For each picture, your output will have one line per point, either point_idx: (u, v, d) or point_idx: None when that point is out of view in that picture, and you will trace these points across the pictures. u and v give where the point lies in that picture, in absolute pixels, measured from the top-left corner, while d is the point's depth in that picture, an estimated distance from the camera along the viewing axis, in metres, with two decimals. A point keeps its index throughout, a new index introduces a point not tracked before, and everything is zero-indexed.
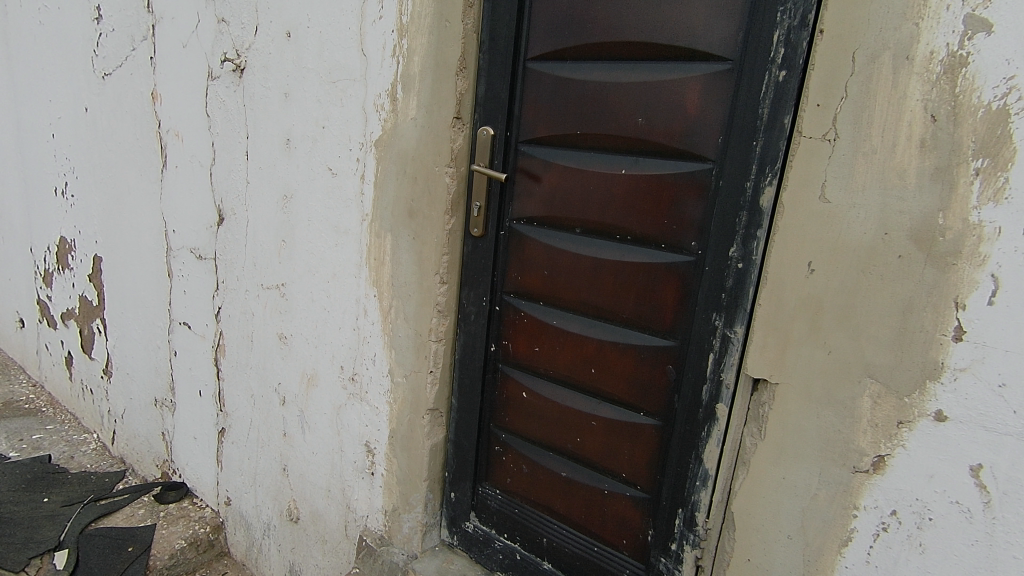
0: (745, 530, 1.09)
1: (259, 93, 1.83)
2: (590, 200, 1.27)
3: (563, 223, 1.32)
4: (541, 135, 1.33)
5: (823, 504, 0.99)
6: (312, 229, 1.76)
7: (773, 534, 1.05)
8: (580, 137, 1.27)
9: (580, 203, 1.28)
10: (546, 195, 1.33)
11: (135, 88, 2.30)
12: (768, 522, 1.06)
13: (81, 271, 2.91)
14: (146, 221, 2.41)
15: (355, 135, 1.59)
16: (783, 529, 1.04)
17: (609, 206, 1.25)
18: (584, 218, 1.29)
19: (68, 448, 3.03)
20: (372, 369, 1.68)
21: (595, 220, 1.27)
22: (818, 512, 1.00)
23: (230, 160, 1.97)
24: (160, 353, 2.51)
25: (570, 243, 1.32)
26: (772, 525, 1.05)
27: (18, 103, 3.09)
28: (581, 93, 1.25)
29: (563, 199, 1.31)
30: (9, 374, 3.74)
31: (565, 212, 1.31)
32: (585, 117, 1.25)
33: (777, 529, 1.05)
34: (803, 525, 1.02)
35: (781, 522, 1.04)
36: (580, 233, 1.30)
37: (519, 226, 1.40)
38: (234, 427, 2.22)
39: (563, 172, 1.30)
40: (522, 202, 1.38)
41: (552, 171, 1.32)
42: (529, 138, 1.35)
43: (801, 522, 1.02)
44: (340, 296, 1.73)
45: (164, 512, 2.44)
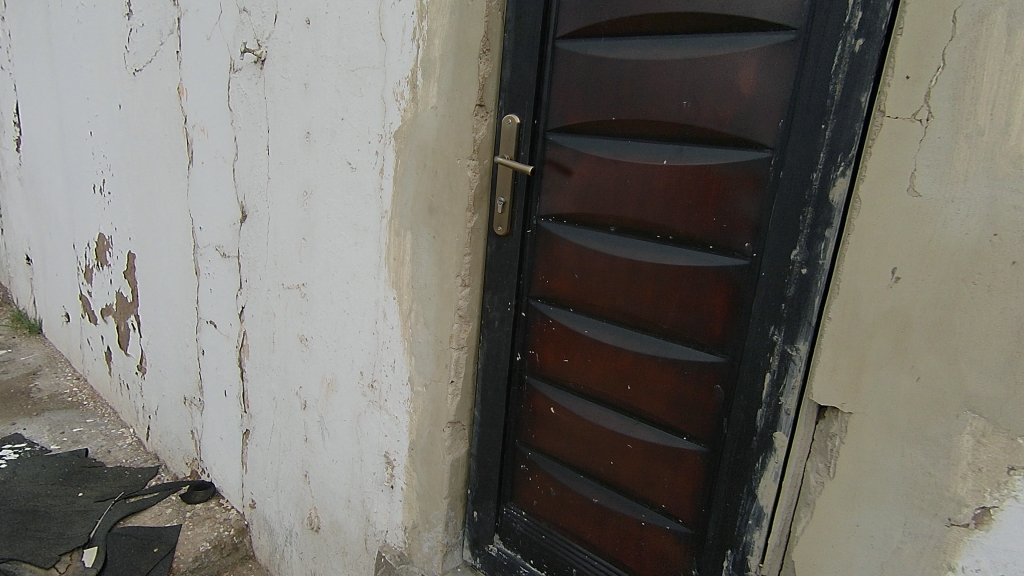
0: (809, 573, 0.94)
1: (279, 84, 1.75)
2: (627, 193, 1.12)
3: (596, 220, 1.17)
4: (572, 122, 1.18)
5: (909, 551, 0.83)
6: (331, 226, 1.67)
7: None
8: (615, 124, 1.12)
9: (616, 197, 1.13)
10: (578, 189, 1.19)
11: (163, 83, 2.27)
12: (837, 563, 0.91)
13: (117, 268, 2.94)
14: (174, 219, 2.38)
15: (375, 127, 1.49)
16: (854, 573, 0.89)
17: (648, 201, 1.09)
18: (619, 214, 1.13)
19: (105, 442, 3.08)
20: (392, 377, 1.58)
21: (632, 216, 1.12)
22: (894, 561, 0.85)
23: (252, 155, 1.90)
24: (189, 351, 2.50)
25: (604, 243, 1.17)
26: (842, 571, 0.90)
27: (61, 102, 3.15)
28: (617, 74, 1.10)
29: (596, 195, 1.16)
30: (56, 367, 3.85)
31: (599, 208, 1.16)
32: (622, 99, 1.10)
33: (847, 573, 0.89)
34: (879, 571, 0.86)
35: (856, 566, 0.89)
36: (615, 231, 1.15)
37: (546, 223, 1.25)
38: (257, 430, 2.17)
39: (597, 163, 1.15)
40: (551, 197, 1.24)
41: (584, 163, 1.17)
42: (559, 126, 1.20)
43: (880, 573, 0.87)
44: (359, 299, 1.63)
45: (191, 513, 2.42)
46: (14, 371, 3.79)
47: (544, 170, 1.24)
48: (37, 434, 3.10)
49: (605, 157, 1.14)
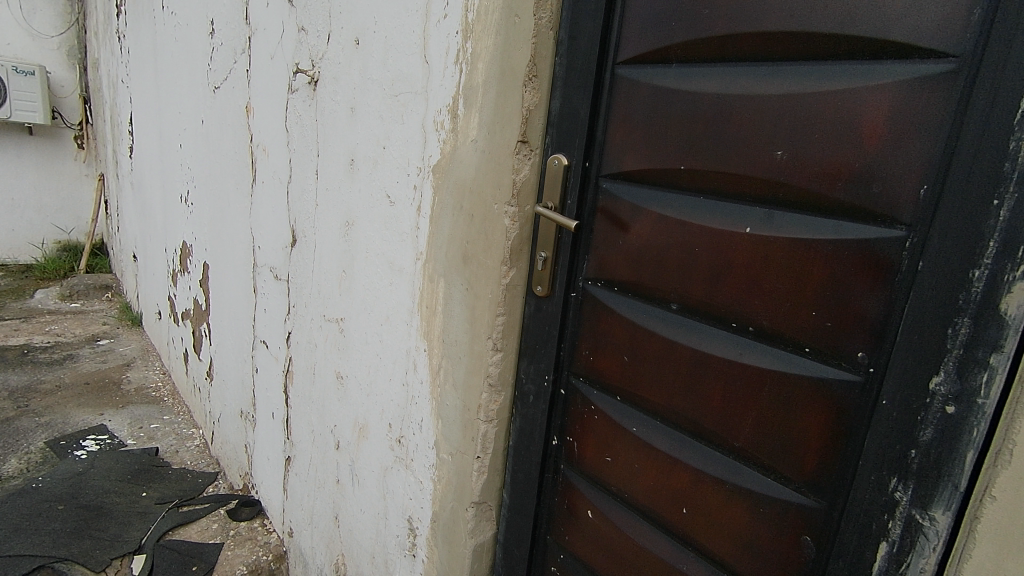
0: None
1: (329, 107, 1.64)
2: (695, 265, 0.86)
3: (654, 293, 0.93)
4: (631, 168, 0.94)
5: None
6: (370, 262, 1.54)
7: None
8: (684, 175, 0.87)
9: (680, 268, 0.88)
10: (633, 252, 0.95)
11: (236, 102, 2.28)
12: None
13: (196, 276, 3.04)
14: (239, 235, 2.39)
15: (414, 159, 1.33)
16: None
17: (722, 278, 0.83)
18: (684, 289, 0.88)
19: (175, 442, 3.18)
20: (419, 436, 1.41)
21: (700, 295, 0.86)
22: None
23: (303, 179, 1.82)
24: (246, 367, 2.49)
25: (662, 322, 0.92)
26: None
27: (161, 115, 3.33)
28: (689, 112, 0.85)
29: (655, 261, 0.91)
30: (148, 361, 4.10)
31: (658, 278, 0.92)
32: (695, 145, 0.85)
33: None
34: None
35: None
36: (676, 310, 0.90)
37: (594, 288, 1.03)
38: (297, 459, 2.09)
39: (659, 222, 0.90)
40: (601, 257, 1.01)
41: (642, 220, 0.93)
42: (615, 172, 0.97)
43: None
44: (392, 344, 1.48)
45: (235, 530, 2.39)
46: (112, 361, 4.07)
47: (595, 223, 1.01)
48: (118, 427, 3.27)
49: (669, 216, 0.89)
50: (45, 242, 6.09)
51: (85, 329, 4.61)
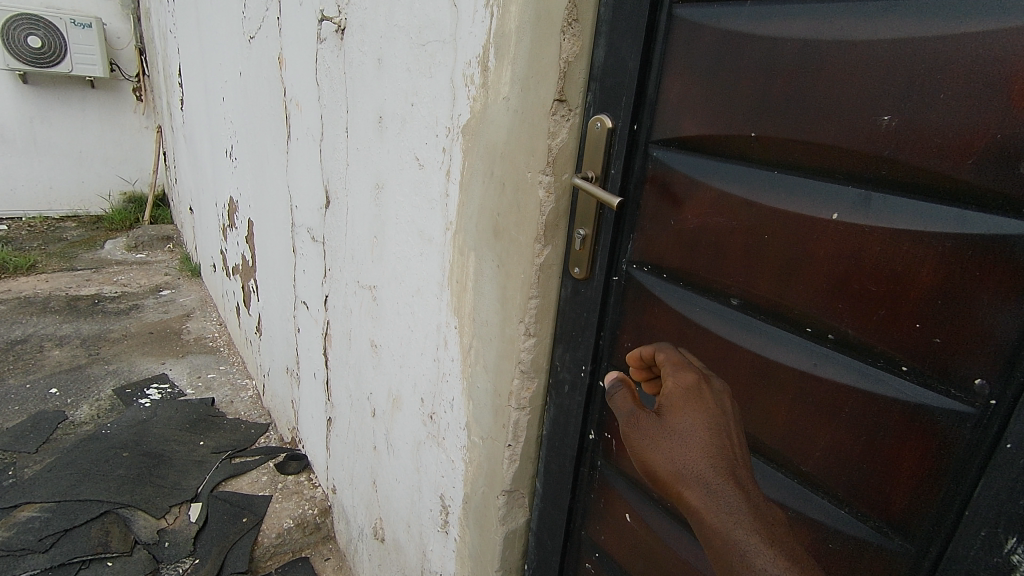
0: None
1: (356, 59, 1.52)
2: (764, 256, 0.71)
3: (711, 285, 0.79)
4: (690, 134, 0.78)
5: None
6: (399, 229, 1.44)
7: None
8: (755, 145, 0.70)
9: (744, 257, 0.73)
10: (687, 235, 0.80)
11: (269, 52, 2.18)
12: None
13: (243, 232, 3.05)
14: (278, 193, 2.34)
15: (443, 117, 1.20)
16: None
17: (798, 275, 0.68)
18: (748, 284, 0.74)
19: (230, 392, 3.29)
20: (450, 415, 1.34)
21: (769, 293, 0.72)
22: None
23: (334, 137, 1.72)
24: (289, 325, 2.50)
25: (718, 319, 0.78)
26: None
27: (205, 67, 3.29)
28: (767, 65, 0.68)
29: (714, 248, 0.77)
30: (206, 312, 4.25)
31: (717, 269, 0.77)
32: (772, 107, 0.68)
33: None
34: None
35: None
36: (737, 307, 0.76)
37: (640, 273, 0.89)
38: (337, 420, 2.09)
39: (721, 201, 0.75)
40: (649, 238, 0.87)
41: (701, 198, 0.78)
42: (669, 138, 0.81)
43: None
44: (423, 317, 1.40)
45: (283, 484, 2.47)
46: (173, 312, 4.25)
47: (645, 198, 0.87)
48: (179, 376, 3.41)
49: (734, 194, 0.73)
50: (112, 194, 6.35)
51: (149, 279, 4.82)
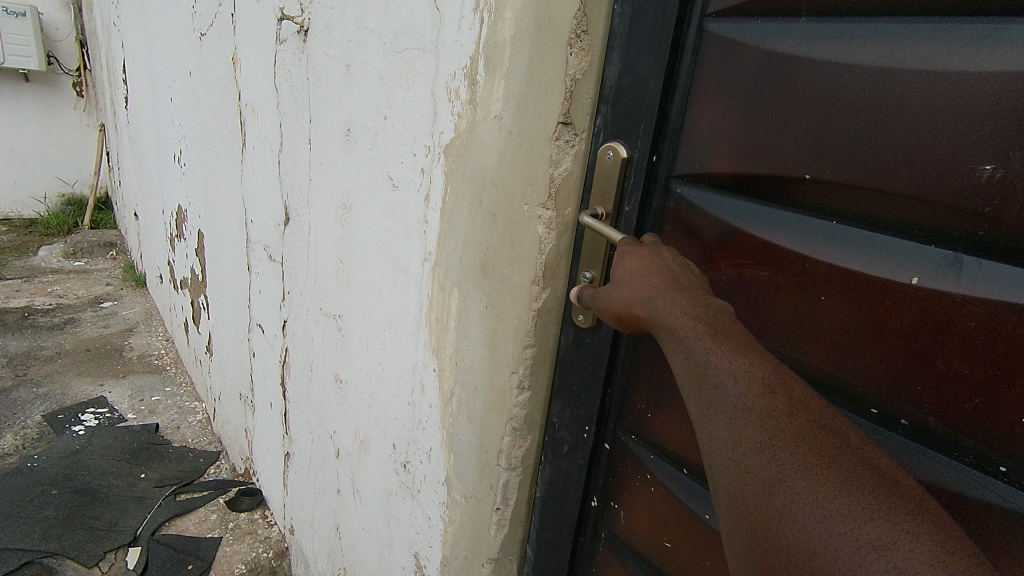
0: (733, 440, 0.50)
1: (321, 64, 1.36)
2: (818, 321, 0.61)
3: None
4: (725, 169, 0.67)
5: (929, 563, 0.39)
6: (369, 255, 1.29)
7: (771, 485, 0.47)
8: (811, 187, 0.60)
9: (795, 319, 0.63)
10: (720, 289, 0.69)
11: (222, 52, 1.99)
12: (785, 562, 0.45)
13: (192, 244, 2.82)
14: (231, 205, 2.15)
15: (421, 135, 1.06)
16: (819, 479, 0.45)
17: (862, 347, 0.59)
18: (796, 352, 0.64)
19: (177, 416, 3.02)
20: (427, 466, 1.20)
21: (823, 364, 0.62)
22: (875, 539, 0.41)
23: (295, 149, 1.56)
24: (243, 349, 2.30)
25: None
26: (788, 514, 0.45)
27: (151, 64, 3.04)
28: (827, 94, 0.57)
29: (755, 306, 0.66)
30: (151, 326, 3.96)
31: (755, 331, 0.67)
32: (834, 144, 0.57)
33: (815, 463, 0.45)
34: (867, 518, 0.42)
35: (851, 439, 0.47)
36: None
37: None
38: (296, 456, 1.91)
39: (765, 251, 0.64)
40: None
41: (739, 248, 0.67)
42: (698, 173, 0.70)
43: (858, 472, 0.44)
44: (395, 355, 1.25)
45: (235, 523, 2.27)
46: (115, 326, 3.93)
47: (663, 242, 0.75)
48: (119, 399, 3.13)
49: (782, 245, 0.63)
50: (48, 196, 5.90)
51: (88, 290, 4.46)
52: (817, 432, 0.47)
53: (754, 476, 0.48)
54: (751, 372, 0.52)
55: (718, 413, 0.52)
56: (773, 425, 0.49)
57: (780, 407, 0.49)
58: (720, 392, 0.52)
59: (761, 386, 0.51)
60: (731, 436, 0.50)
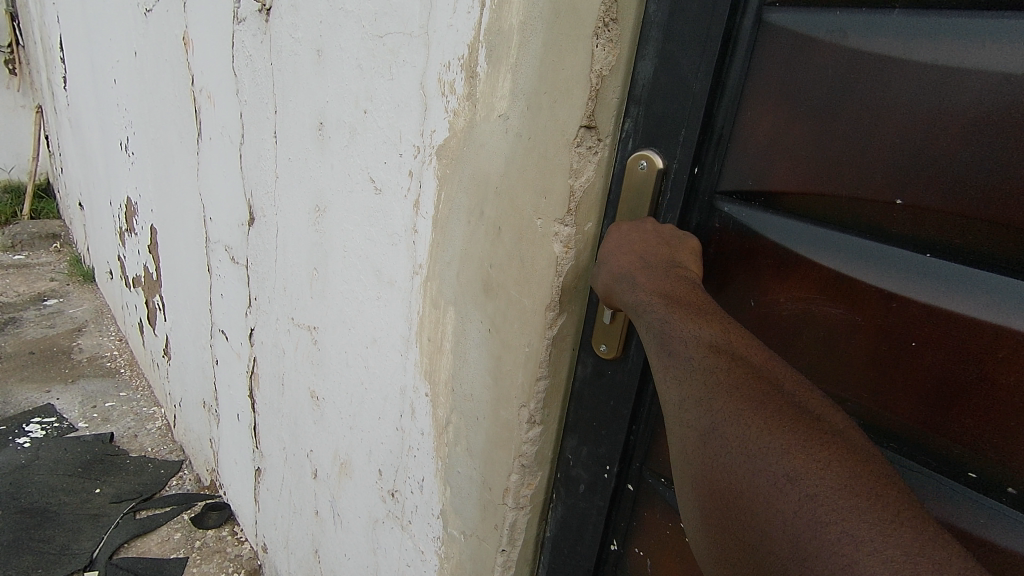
0: (681, 398, 0.52)
1: (287, 47, 1.21)
2: (906, 370, 0.55)
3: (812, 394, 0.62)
4: (789, 188, 0.60)
5: (836, 489, 0.40)
6: (347, 264, 1.16)
7: (711, 436, 0.48)
8: (900, 214, 0.53)
9: (878, 366, 0.57)
10: (781, 325, 0.63)
11: (171, 30, 1.78)
12: (722, 503, 0.47)
13: (144, 240, 2.60)
14: (187, 200, 1.96)
15: (408, 133, 0.93)
16: (749, 422, 0.46)
17: (961, 402, 0.53)
18: (878, 402, 0.57)
19: (133, 424, 2.82)
20: (418, 496, 1.09)
21: (911, 417, 0.56)
22: (792, 470, 0.43)
23: (259, 142, 1.40)
24: (206, 355, 2.13)
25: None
26: (722, 459, 0.47)
27: (91, 41, 2.77)
28: (923, 104, 0.51)
29: (828, 348, 0.60)
30: (102, 326, 3.69)
31: (825, 374, 0.60)
32: (933, 164, 0.51)
33: (745, 407, 0.47)
34: (786, 453, 0.43)
35: (782, 385, 0.48)
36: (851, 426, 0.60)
37: None
38: (268, 473, 1.78)
39: (836, 283, 0.58)
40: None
41: (809, 280, 0.60)
42: (755, 189, 0.62)
43: (785, 414, 0.45)
44: (381, 375, 1.13)
45: (201, 541, 2.12)
46: (61, 326, 3.66)
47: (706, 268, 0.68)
48: (68, 407, 2.90)
49: (859, 277, 0.57)
50: None
51: (30, 286, 4.14)
52: (754, 382, 0.48)
53: (697, 429, 0.50)
54: (697, 330, 0.52)
55: (668, 373, 0.53)
56: (716, 382, 0.50)
57: (722, 364, 0.50)
58: (670, 355, 0.53)
59: (707, 347, 0.51)
60: (680, 394, 0.52)
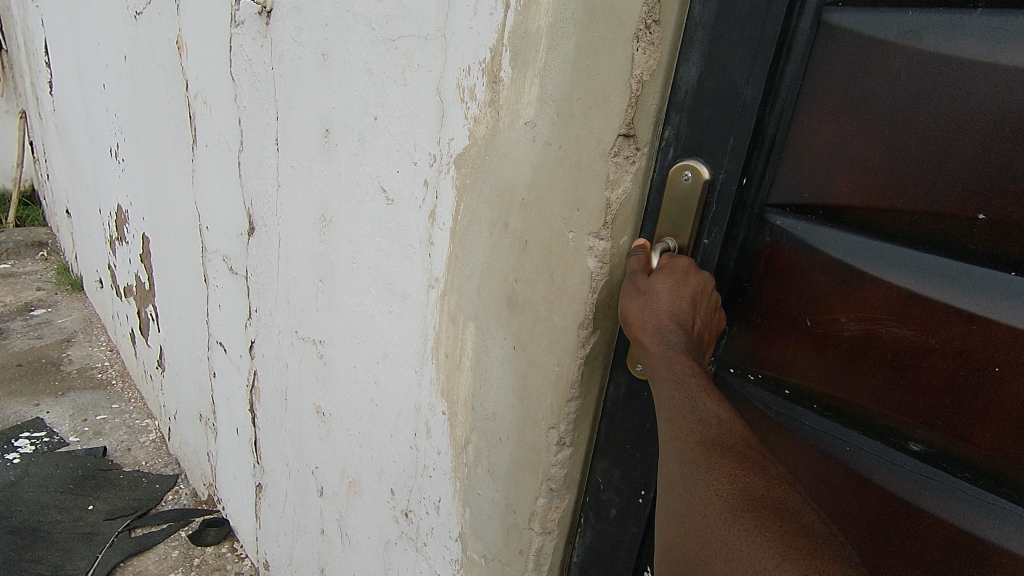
0: (707, 468, 0.51)
1: (290, 51, 1.16)
2: (985, 397, 0.54)
3: (878, 423, 0.61)
4: (852, 203, 0.59)
5: None
6: (357, 276, 1.11)
7: (735, 522, 0.47)
8: (982, 229, 0.52)
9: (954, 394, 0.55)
10: (844, 345, 0.61)
11: (163, 33, 1.73)
12: None
13: (135, 248, 2.54)
14: (182, 209, 1.90)
15: (424, 140, 0.89)
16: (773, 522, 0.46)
17: None
18: (954, 430, 0.56)
19: (126, 437, 2.74)
20: (434, 518, 1.05)
21: (991, 447, 0.54)
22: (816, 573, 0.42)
23: (260, 149, 1.34)
24: (202, 367, 2.07)
25: (889, 472, 0.60)
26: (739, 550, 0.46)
27: (78, 45, 2.70)
28: (1009, 113, 0.49)
29: (898, 372, 0.58)
30: (91, 336, 3.61)
31: (894, 402, 0.59)
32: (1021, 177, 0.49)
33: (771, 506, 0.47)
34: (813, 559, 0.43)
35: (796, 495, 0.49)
36: (921, 456, 0.58)
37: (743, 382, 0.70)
38: (269, 489, 1.72)
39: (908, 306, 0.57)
40: (770, 344, 0.67)
41: (876, 296, 0.59)
42: (816, 203, 0.61)
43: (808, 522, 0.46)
44: (393, 392, 1.09)
45: (199, 559, 2.06)
46: (49, 337, 3.57)
47: (754, 284, 0.67)
48: (58, 420, 2.83)
49: (935, 299, 0.55)
50: None
51: (16, 296, 4.03)
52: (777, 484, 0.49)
53: (718, 511, 0.49)
54: (733, 422, 0.53)
55: (693, 451, 0.52)
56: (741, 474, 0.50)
57: (756, 457, 0.51)
58: (704, 428, 0.53)
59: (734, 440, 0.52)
60: (704, 474, 0.51)
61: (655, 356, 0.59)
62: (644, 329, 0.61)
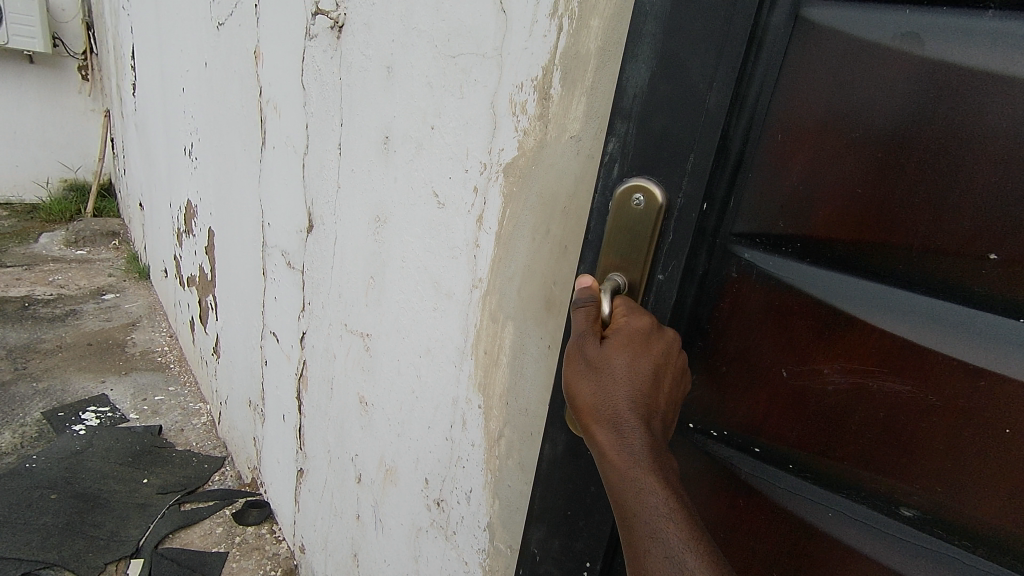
0: None
1: (357, 62, 1.26)
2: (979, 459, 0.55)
3: (868, 486, 0.62)
4: (838, 235, 0.60)
5: None
6: (405, 274, 1.18)
7: None
8: (992, 269, 0.52)
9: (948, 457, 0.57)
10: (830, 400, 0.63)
11: (242, 43, 1.87)
12: None
13: (201, 241, 2.72)
14: (247, 205, 2.04)
15: (476, 149, 0.95)
16: None
17: None
18: (947, 491, 0.57)
19: (180, 418, 2.91)
20: (464, 507, 1.10)
21: (992, 513, 0.55)
22: None
23: (323, 153, 1.44)
24: (254, 355, 2.20)
25: (880, 537, 0.62)
26: None
27: (163, 51, 2.93)
28: (995, 143, 0.51)
29: (884, 432, 0.60)
30: (155, 322, 3.84)
31: (885, 462, 0.60)
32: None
33: None
34: None
35: None
36: (913, 520, 0.60)
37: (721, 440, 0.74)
38: (310, 474, 1.81)
39: (898, 354, 0.58)
40: (735, 394, 0.71)
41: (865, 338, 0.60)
42: (798, 233, 0.63)
43: None
44: (433, 386, 1.15)
45: (240, 538, 2.18)
46: (117, 320, 3.82)
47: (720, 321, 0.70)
48: (121, 398, 3.03)
49: (930, 347, 0.56)
50: (51, 182, 5.82)
51: (90, 281, 4.34)
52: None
53: None
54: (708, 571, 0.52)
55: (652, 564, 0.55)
56: None
57: None
58: None
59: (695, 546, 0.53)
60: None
61: (609, 448, 0.60)
62: (597, 407, 0.62)
